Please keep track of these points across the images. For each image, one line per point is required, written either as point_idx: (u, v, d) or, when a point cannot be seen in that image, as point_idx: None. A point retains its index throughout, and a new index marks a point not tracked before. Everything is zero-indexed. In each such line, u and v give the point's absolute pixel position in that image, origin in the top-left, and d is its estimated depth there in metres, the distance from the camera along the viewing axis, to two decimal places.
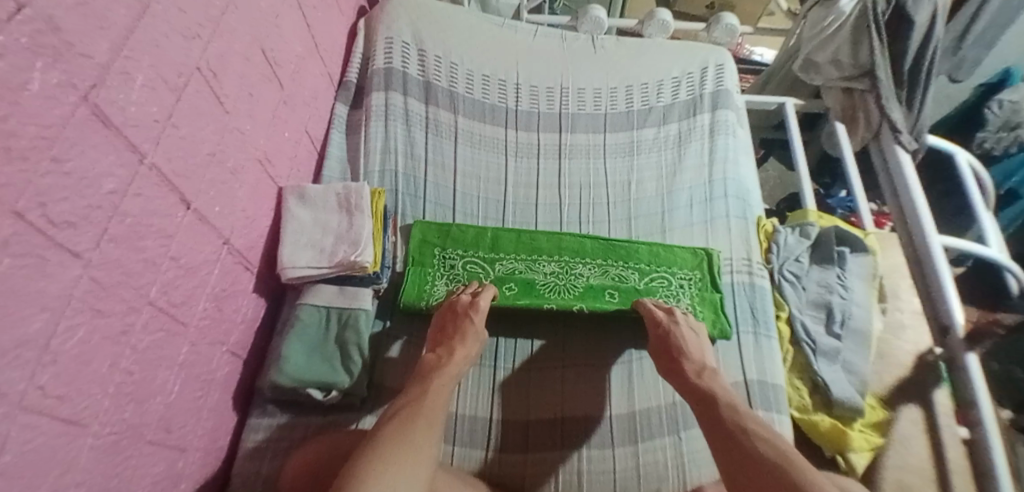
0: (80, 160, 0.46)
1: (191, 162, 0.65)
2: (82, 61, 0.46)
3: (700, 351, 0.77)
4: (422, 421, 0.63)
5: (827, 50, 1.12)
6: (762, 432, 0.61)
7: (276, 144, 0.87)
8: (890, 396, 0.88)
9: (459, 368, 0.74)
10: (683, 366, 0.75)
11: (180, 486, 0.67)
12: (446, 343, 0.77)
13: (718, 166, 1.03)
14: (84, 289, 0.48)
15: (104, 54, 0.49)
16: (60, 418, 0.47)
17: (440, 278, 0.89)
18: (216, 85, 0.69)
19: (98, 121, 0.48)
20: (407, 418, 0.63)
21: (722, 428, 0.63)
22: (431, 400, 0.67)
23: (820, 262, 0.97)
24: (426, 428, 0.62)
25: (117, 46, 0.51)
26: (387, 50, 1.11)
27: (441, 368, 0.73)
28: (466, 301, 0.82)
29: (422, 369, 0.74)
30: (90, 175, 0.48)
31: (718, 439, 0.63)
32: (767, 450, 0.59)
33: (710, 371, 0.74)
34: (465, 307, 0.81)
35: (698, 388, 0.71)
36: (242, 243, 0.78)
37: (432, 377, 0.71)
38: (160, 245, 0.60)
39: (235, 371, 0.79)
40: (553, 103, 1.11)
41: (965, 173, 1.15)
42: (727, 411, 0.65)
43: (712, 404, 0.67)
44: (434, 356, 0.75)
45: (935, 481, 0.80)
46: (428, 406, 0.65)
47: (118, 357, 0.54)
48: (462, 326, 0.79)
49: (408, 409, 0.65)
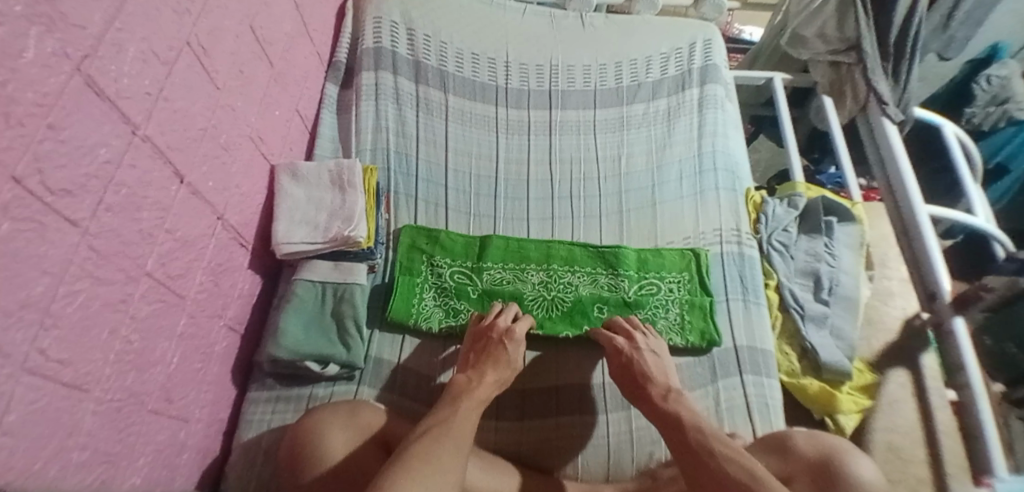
0: (76, 129, 0.47)
1: (183, 136, 0.66)
2: (77, 32, 0.46)
3: (664, 374, 0.74)
4: (449, 444, 0.57)
5: (814, 23, 1.15)
6: (730, 451, 0.58)
7: (268, 122, 0.88)
8: (878, 360, 0.92)
9: (487, 392, 0.69)
10: (648, 391, 0.72)
11: (183, 454, 0.69)
12: (478, 366, 0.73)
13: (707, 139, 1.04)
14: (83, 256, 0.49)
15: (97, 26, 0.49)
16: (64, 382, 0.48)
17: (428, 291, 0.88)
18: (207, 61, 0.70)
19: (93, 92, 0.49)
20: (437, 436, 0.58)
21: (688, 451, 0.60)
22: (460, 420, 0.62)
23: (808, 232, 0.99)
24: (453, 453, 0.57)
25: (110, 18, 0.51)
26: (376, 30, 1.12)
27: (470, 391, 0.68)
28: (502, 327, 0.78)
29: (451, 391, 0.69)
30: (87, 144, 0.49)
31: (686, 462, 0.59)
32: (738, 471, 0.56)
33: (675, 394, 0.70)
34: (500, 335, 0.77)
35: (664, 412, 0.67)
36: (237, 220, 0.79)
37: (462, 401, 0.66)
38: (156, 218, 0.61)
39: (233, 345, 0.81)
40: (543, 80, 1.12)
41: (952, 145, 1.18)
42: (693, 434, 0.62)
43: (679, 428, 0.64)
44: (465, 378, 0.71)
45: (924, 442, 0.83)
46: (456, 427, 0.61)
47: (118, 324, 0.55)
48: (495, 354, 0.75)
49: (437, 428, 0.60)
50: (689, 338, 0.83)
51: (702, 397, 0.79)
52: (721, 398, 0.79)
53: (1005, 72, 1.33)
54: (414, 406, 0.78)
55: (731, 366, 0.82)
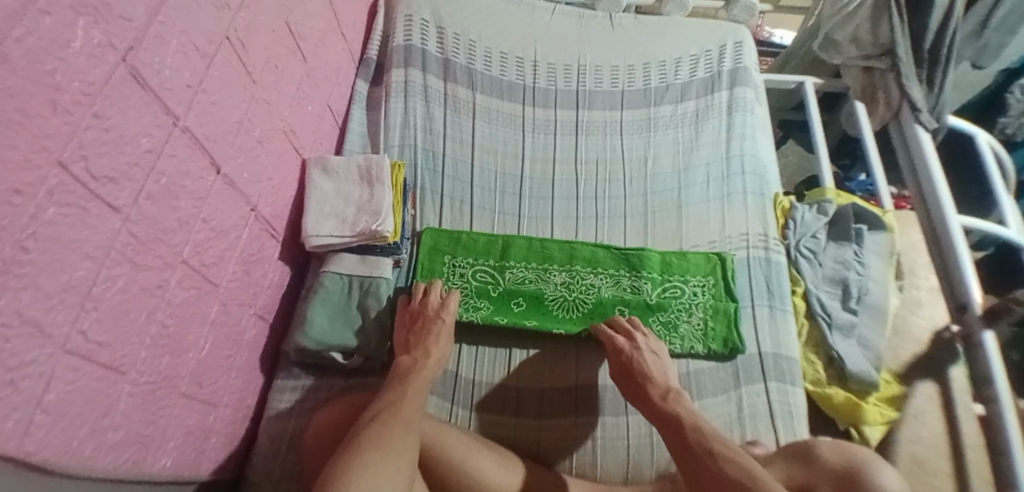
0: (119, 117, 0.48)
1: (220, 128, 0.67)
2: (121, 24, 0.48)
3: (663, 374, 0.74)
4: (400, 427, 0.59)
5: (847, 28, 1.14)
6: (728, 451, 0.58)
7: (301, 117, 0.90)
8: (906, 372, 0.91)
9: (432, 370, 0.72)
10: (648, 391, 0.72)
11: (210, 438, 0.71)
12: (420, 344, 0.75)
13: (735, 142, 1.03)
14: (122, 242, 0.50)
15: (141, 18, 0.50)
16: (102, 363, 0.49)
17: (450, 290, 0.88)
18: (244, 55, 0.71)
19: (136, 82, 0.50)
20: (389, 419, 0.59)
21: (689, 453, 0.60)
22: (409, 398, 0.64)
23: (837, 239, 0.97)
24: (405, 433, 0.58)
25: (153, 11, 0.53)
26: (406, 28, 1.12)
27: (417, 370, 0.70)
28: (434, 304, 0.81)
29: (398, 372, 0.70)
30: (128, 133, 0.50)
31: (687, 465, 0.59)
32: (736, 471, 0.55)
33: (675, 394, 0.70)
34: (435, 310, 0.80)
35: (664, 412, 0.67)
36: (268, 211, 0.81)
37: (410, 380, 0.68)
38: (193, 207, 0.62)
39: (261, 333, 0.83)
40: (570, 79, 1.11)
41: (985, 152, 1.16)
42: (693, 435, 0.61)
43: (679, 429, 0.63)
44: (410, 358, 0.73)
45: (949, 455, 0.82)
46: (405, 406, 0.62)
47: (155, 309, 0.57)
48: (433, 329, 0.77)
49: (388, 410, 0.61)
50: (711, 344, 0.82)
51: (725, 403, 0.79)
52: (745, 403, 0.79)
53: None
54: (436, 400, 0.79)
55: (755, 372, 0.81)
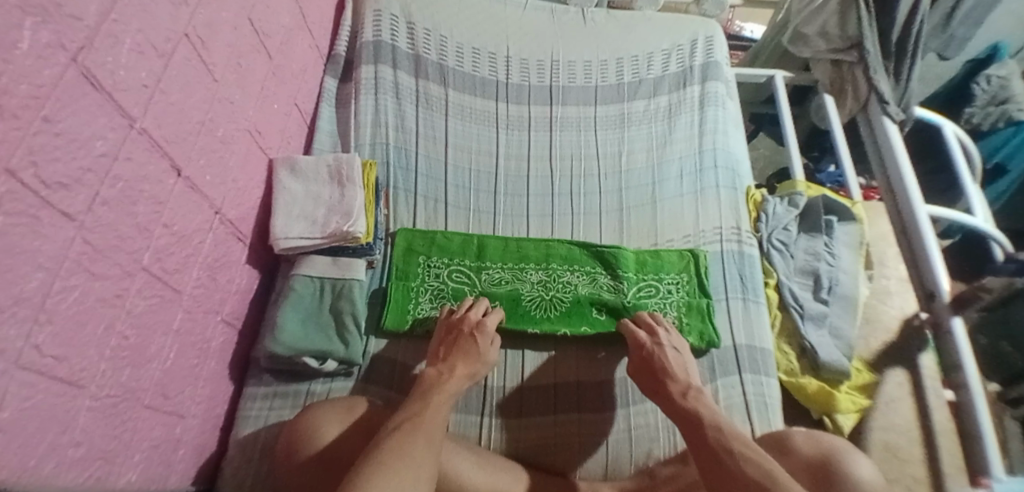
0: (71, 121, 0.46)
1: (180, 130, 0.65)
2: (71, 23, 0.45)
3: (684, 371, 0.74)
4: (421, 439, 0.57)
5: (816, 21, 1.15)
6: (748, 450, 0.58)
7: (267, 116, 0.88)
8: (877, 360, 0.92)
9: (457, 385, 0.70)
10: (669, 388, 0.71)
11: (178, 450, 0.69)
12: (449, 358, 0.73)
13: (708, 137, 1.04)
14: (78, 251, 0.49)
15: (92, 16, 0.48)
16: (59, 378, 0.47)
17: (424, 295, 0.86)
18: (204, 53, 0.69)
19: (88, 84, 0.48)
20: (408, 431, 0.58)
21: (707, 450, 0.60)
22: (430, 413, 0.62)
23: (808, 231, 0.99)
24: (425, 449, 0.57)
25: (105, 9, 0.50)
26: (376, 24, 1.11)
27: (442, 384, 0.69)
28: (472, 321, 0.78)
29: (421, 385, 0.69)
30: (82, 137, 0.48)
31: (703, 461, 0.59)
32: (755, 470, 0.55)
33: (695, 392, 0.69)
34: (471, 328, 0.77)
35: (682, 409, 0.67)
36: (234, 214, 0.79)
37: (432, 394, 0.66)
38: (153, 212, 0.60)
39: (230, 340, 0.81)
40: (543, 75, 1.11)
41: (952, 144, 1.18)
42: (712, 432, 0.61)
43: (697, 426, 0.63)
44: (434, 371, 0.71)
45: (921, 442, 0.84)
46: (427, 420, 0.61)
47: (114, 319, 0.55)
48: (467, 347, 0.74)
49: (410, 421, 0.60)
50: (688, 337, 0.83)
51: None
52: (720, 394, 0.79)
53: (1004, 72, 1.36)
54: None
55: (729, 365, 0.82)
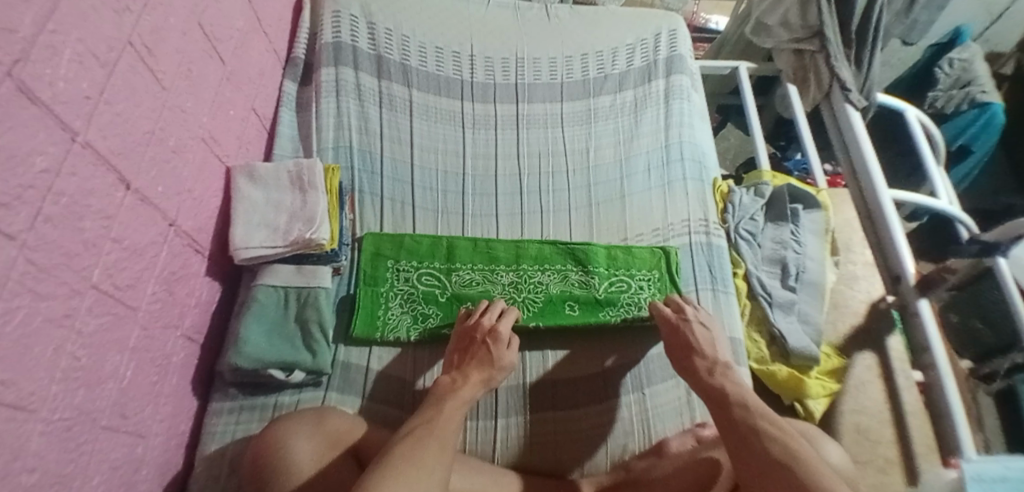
0: (8, 137, 0.44)
1: (127, 141, 0.62)
2: (7, 35, 0.43)
3: (712, 345, 0.74)
4: (433, 445, 0.56)
5: (777, 12, 1.17)
6: (774, 431, 0.57)
7: (222, 123, 0.85)
8: (845, 344, 0.94)
9: (471, 392, 0.69)
10: (696, 365, 0.73)
11: (140, 471, 0.67)
12: (463, 365, 0.73)
13: (674, 130, 1.04)
14: (21, 270, 0.46)
15: (29, 28, 0.46)
16: (9, 403, 0.45)
17: (394, 300, 0.85)
18: (151, 60, 0.67)
19: (25, 98, 0.46)
20: (423, 437, 0.57)
21: (733, 429, 0.60)
22: (443, 421, 0.61)
23: (775, 219, 1.00)
24: (437, 453, 0.55)
25: (43, 20, 0.48)
26: (335, 24, 1.09)
27: (455, 391, 0.68)
28: (485, 327, 0.77)
29: (434, 394, 0.68)
30: (20, 153, 0.46)
31: (728, 437, 0.59)
32: (779, 450, 0.54)
33: (722, 368, 0.71)
34: (484, 335, 0.76)
35: (709, 387, 0.68)
36: (190, 225, 0.77)
37: (444, 402, 0.66)
38: (101, 226, 0.58)
39: (191, 355, 0.79)
40: (508, 73, 1.10)
41: (914, 127, 1.20)
42: (739, 412, 0.61)
43: (723, 405, 0.64)
44: (449, 378, 0.71)
45: (892, 423, 0.85)
46: (440, 428, 0.60)
47: (63, 340, 0.53)
48: (480, 354, 0.74)
49: (422, 427, 0.59)
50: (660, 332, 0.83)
51: (673, 388, 0.81)
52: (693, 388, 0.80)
53: (966, 55, 1.41)
54: (384, 410, 0.76)
55: None
